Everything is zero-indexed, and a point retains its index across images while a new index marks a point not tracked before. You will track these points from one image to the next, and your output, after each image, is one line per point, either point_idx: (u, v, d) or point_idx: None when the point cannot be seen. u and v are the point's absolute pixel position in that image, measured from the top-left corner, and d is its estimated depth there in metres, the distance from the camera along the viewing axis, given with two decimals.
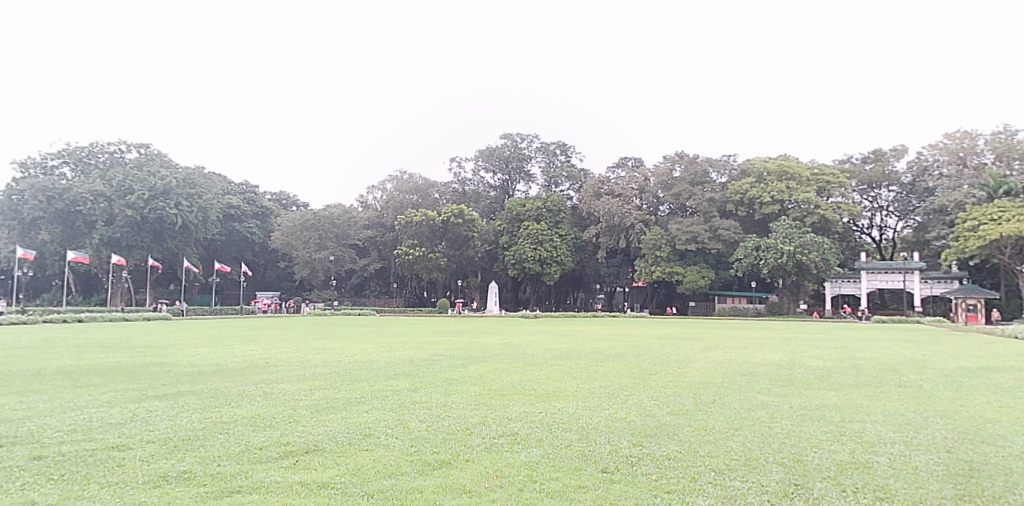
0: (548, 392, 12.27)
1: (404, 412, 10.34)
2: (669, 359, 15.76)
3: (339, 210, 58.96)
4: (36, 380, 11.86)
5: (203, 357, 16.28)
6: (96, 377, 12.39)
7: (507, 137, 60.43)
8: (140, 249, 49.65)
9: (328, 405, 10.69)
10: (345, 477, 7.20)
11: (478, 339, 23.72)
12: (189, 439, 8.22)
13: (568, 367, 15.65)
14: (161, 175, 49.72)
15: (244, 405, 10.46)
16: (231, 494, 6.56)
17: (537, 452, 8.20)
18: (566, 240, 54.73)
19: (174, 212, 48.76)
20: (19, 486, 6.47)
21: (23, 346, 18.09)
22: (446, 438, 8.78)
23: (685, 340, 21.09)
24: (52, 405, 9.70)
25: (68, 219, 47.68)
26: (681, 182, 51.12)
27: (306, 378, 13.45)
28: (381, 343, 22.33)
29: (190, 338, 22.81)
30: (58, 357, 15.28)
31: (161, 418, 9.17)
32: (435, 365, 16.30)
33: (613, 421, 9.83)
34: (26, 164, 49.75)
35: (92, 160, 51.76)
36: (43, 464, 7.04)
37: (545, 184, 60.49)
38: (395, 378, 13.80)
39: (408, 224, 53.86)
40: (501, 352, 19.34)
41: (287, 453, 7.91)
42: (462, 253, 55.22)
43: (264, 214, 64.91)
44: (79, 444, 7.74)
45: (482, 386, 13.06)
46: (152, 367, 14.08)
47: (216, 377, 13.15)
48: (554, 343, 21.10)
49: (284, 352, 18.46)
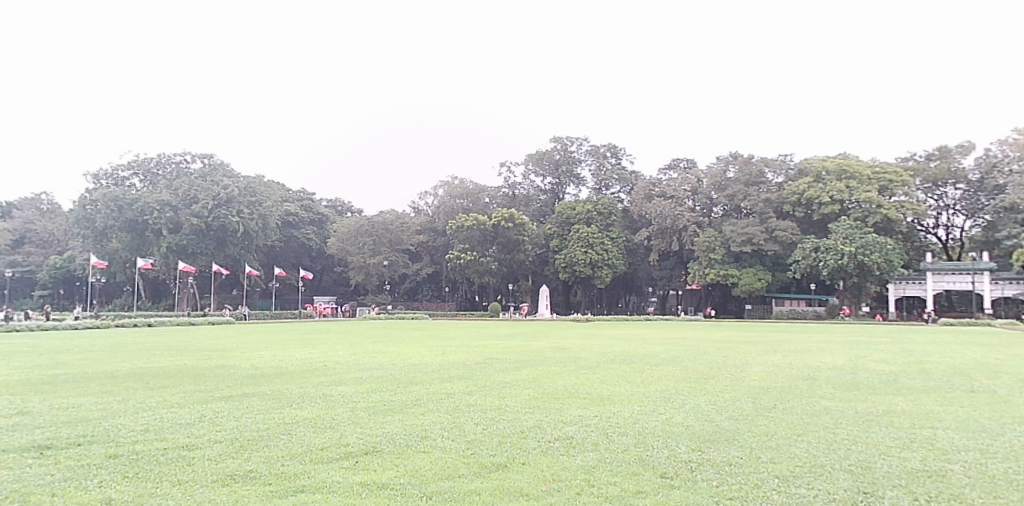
0: (603, 396, 12.20)
1: (460, 414, 10.43)
2: (725, 363, 15.50)
3: (391, 215, 59.70)
4: (109, 381, 12.33)
5: (264, 360, 16.72)
6: (165, 380, 12.84)
7: (557, 141, 60.33)
8: (204, 256, 51.11)
9: (385, 408, 10.85)
10: (404, 477, 7.29)
11: (530, 343, 23.73)
12: (253, 440, 8.44)
13: (622, 371, 15.55)
14: (223, 184, 51.30)
15: (305, 406, 10.71)
16: (294, 494, 6.70)
17: (594, 456, 8.16)
18: (616, 243, 54.31)
19: (236, 220, 50.14)
20: (97, 483, 6.70)
21: (96, 349, 18.84)
22: (501, 441, 8.81)
23: (742, 344, 20.71)
24: (125, 405, 10.10)
25: (138, 228, 49.54)
26: (735, 183, 50.32)
27: (363, 380, 13.69)
28: (434, 346, 22.55)
29: (251, 341, 23.41)
30: (128, 359, 15.89)
31: (228, 419, 9.46)
32: (489, 368, 16.38)
33: (670, 425, 9.72)
34: (98, 175, 51.98)
35: (159, 171, 53.78)
36: (118, 462, 7.32)
37: (595, 187, 60.18)
38: (450, 381, 13.92)
39: (459, 229, 54.29)
40: (553, 356, 19.30)
41: (346, 454, 8.06)
42: (513, 256, 55.31)
43: (320, 221, 66.29)
44: (152, 444, 8.02)
45: (536, 389, 13.08)
46: (216, 370, 14.50)
47: (278, 379, 13.48)
48: (609, 347, 20.98)
49: (341, 355, 18.82)
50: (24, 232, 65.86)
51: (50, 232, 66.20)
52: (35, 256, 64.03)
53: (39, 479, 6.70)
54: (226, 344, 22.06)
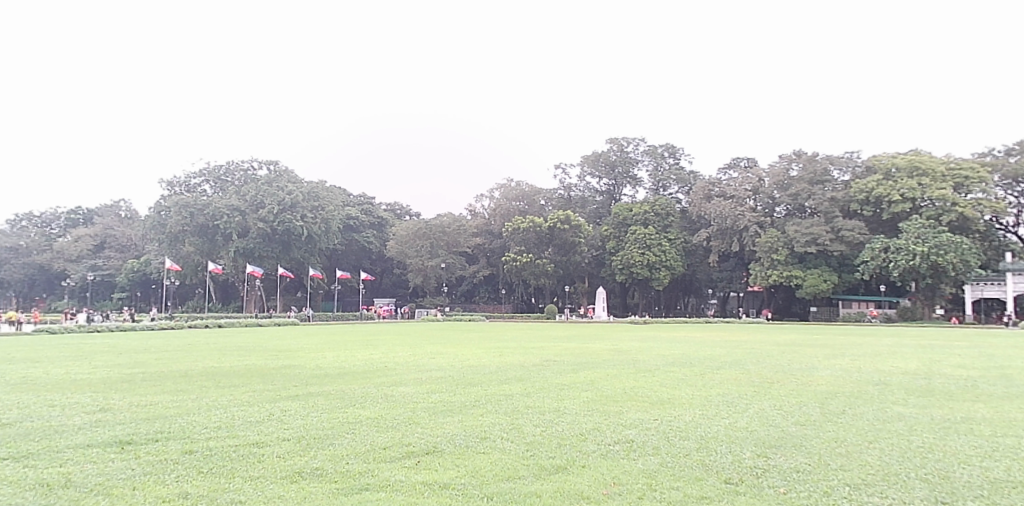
0: (662, 399, 12.09)
1: (518, 417, 10.42)
2: (790, 367, 15.12)
3: (448, 219, 60.24)
4: (181, 380, 12.79)
5: (327, 360, 17.13)
6: (235, 379, 13.26)
7: (613, 142, 59.94)
8: (270, 259, 52.55)
9: (445, 408, 10.98)
10: (465, 478, 7.34)
11: (588, 345, 23.62)
12: (318, 439, 8.61)
13: (682, 374, 15.33)
14: (288, 190, 52.66)
15: (367, 405, 10.94)
16: (358, 492, 6.80)
17: (655, 460, 8.06)
18: (675, 244, 53.52)
19: (300, 224, 51.32)
20: (174, 477, 6.95)
21: (170, 350, 19.59)
22: (560, 444, 8.79)
23: (807, 347, 20.20)
24: (199, 403, 10.45)
25: (209, 232, 51.43)
26: (799, 182, 49.10)
27: (423, 381, 13.84)
28: (492, 348, 22.66)
29: (313, 342, 23.93)
30: (199, 359, 16.48)
31: (295, 417, 9.70)
32: (546, 371, 16.35)
33: (733, 430, 9.53)
34: (172, 183, 54.23)
35: (229, 177, 55.71)
36: (193, 457, 7.57)
37: (653, 188, 59.60)
38: (509, 383, 13.96)
39: (516, 231, 54.44)
40: (612, 358, 19.20)
41: (408, 454, 8.15)
42: (569, 258, 55.15)
43: (380, 224, 67.47)
44: (225, 440, 8.30)
45: (595, 391, 13.00)
46: (282, 370, 14.90)
47: (341, 380, 13.77)
48: (667, 350, 20.77)
49: (401, 355, 19.09)
50: (104, 238, 69.05)
51: (128, 237, 69.21)
52: (114, 260, 66.99)
53: (121, 474, 6.97)
54: (291, 345, 22.63)
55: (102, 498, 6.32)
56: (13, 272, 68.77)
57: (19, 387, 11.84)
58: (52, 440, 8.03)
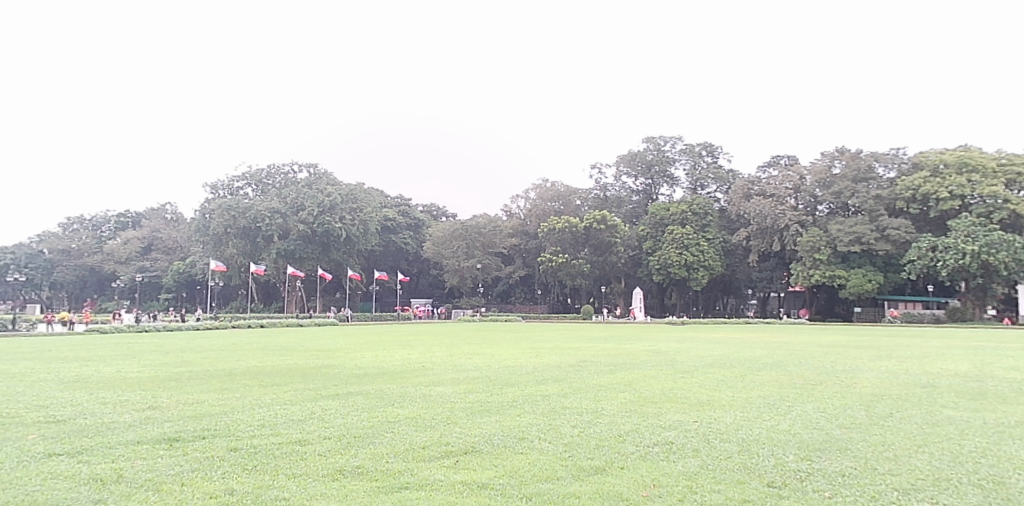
0: (702, 400, 11.95)
1: (556, 417, 10.39)
2: (834, 368, 14.83)
3: (484, 219, 60.39)
4: (226, 379, 13.04)
5: (366, 360, 17.31)
6: (277, 378, 13.48)
7: (649, 141, 59.46)
8: (310, 261, 53.30)
9: (482, 408, 11.01)
10: (503, 478, 7.34)
11: (626, 346, 23.46)
12: (359, 437, 8.70)
13: (722, 375, 15.14)
14: (327, 192, 53.38)
15: (406, 405, 11.02)
16: (399, 491, 6.85)
17: (695, 462, 7.97)
18: (713, 244, 52.88)
19: (339, 226, 51.97)
20: (220, 474, 7.08)
21: (214, 349, 19.99)
22: (598, 445, 8.74)
23: (852, 348, 19.76)
24: (243, 402, 10.65)
25: (250, 235, 52.44)
26: (843, 180, 48.07)
27: (461, 381, 13.90)
28: (528, 349, 22.65)
29: (352, 342, 24.19)
30: (241, 358, 16.78)
31: (336, 416, 9.80)
32: (583, 371, 16.29)
33: (775, 432, 9.37)
34: (216, 186, 55.48)
35: (269, 181, 56.73)
36: (238, 455, 7.71)
37: (690, 187, 58.95)
38: (546, 383, 13.95)
39: (551, 231, 54.39)
40: (650, 359, 19.03)
41: (447, 453, 8.19)
42: (605, 258, 54.86)
43: (417, 225, 67.99)
44: (268, 438, 8.43)
45: (632, 393, 12.90)
46: (322, 369, 15.11)
47: (380, 379, 13.90)
48: (707, 351, 20.49)
49: (439, 355, 19.20)
50: (152, 240, 70.99)
51: (174, 239, 70.84)
52: (161, 262, 68.65)
53: (170, 470, 7.13)
54: (330, 344, 22.93)
55: (152, 494, 6.46)
56: (66, 273, 70.91)
57: (72, 385, 12.19)
58: (104, 437, 8.24)
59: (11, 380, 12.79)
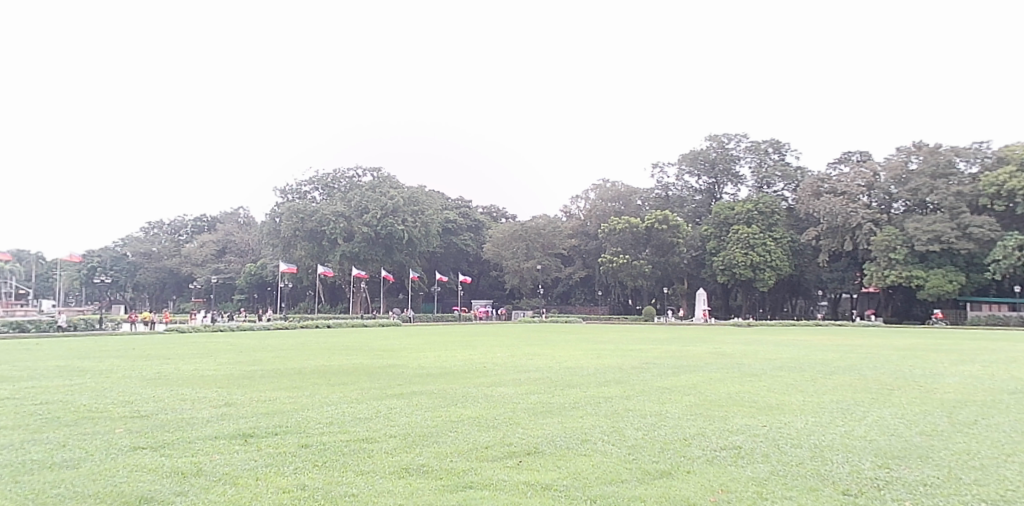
0: (771, 404, 11.62)
1: (619, 419, 10.28)
2: (912, 373, 14.21)
3: (544, 220, 60.28)
4: (295, 377, 13.36)
5: (429, 360, 17.47)
6: (344, 376, 13.75)
7: (713, 138, 58.33)
8: (374, 262, 54.24)
9: (544, 409, 10.96)
10: (567, 480, 7.29)
11: (691, 348, 22.98)
12: (424, 436, 8.78)
13: (791, 379, 14.68)
14: (390, 195, 54.26)
15: (468, 405, 11.08)
16: (463, 489, 6.87)
17: (765, 468, 7.75)
18: (781, 244, 51.49)
19: (401, 228, 52.76)
20: (292, 469, 7.24)
21: (282, 348, 20.53)
22: (663, 448, 8.59)
23: (932, 352, 18.88)
24: (312, 400, 10.88)
25: (317, 237, 53.83)
26: (920, 176, 46.11)
27: (523, 382, 13.88)
28: (590, 350, 22.44)
29: (415, 342, 24.48)
30: (309, 358, 17.18)
31: (400, 415, 9.91)
32: (646, 373, 16.05)
33: (850, 439, 9.03)
34: (285, 190, 57.18)
35: (335, 184, 58.11)
36: (308, 451, 7.87)
37: (756, 185, 57.54)
38: (608, 385, 13.82)
39: (612, 232, 54.00)
40: (715, 361, 18.60)
41: (510, 453, 8.18)
42: (668, 259, 54.11)
43: (477, 227, 68.43)
44: (337, 435, 8.59)
45: (697, 395, 12.64)
46: (387, 369, 15.33)
47: (442, 379, 14.02)
48: (776, 353, 19.89)
49: (501, 356, 19.22)
50: (225, 244, 73.52)
51: (247, 242, 73.11)
52: (234, 264, 71.02)
53: (246, 464, 7.32)
54: (394, 344, 23.26)
55: (230, 487, 6.65)
56: (147, 275, 74.17)
57: (153, 382, 12.69)
58: (184, 432, 8.55)
59: (98, 376, 13.41)
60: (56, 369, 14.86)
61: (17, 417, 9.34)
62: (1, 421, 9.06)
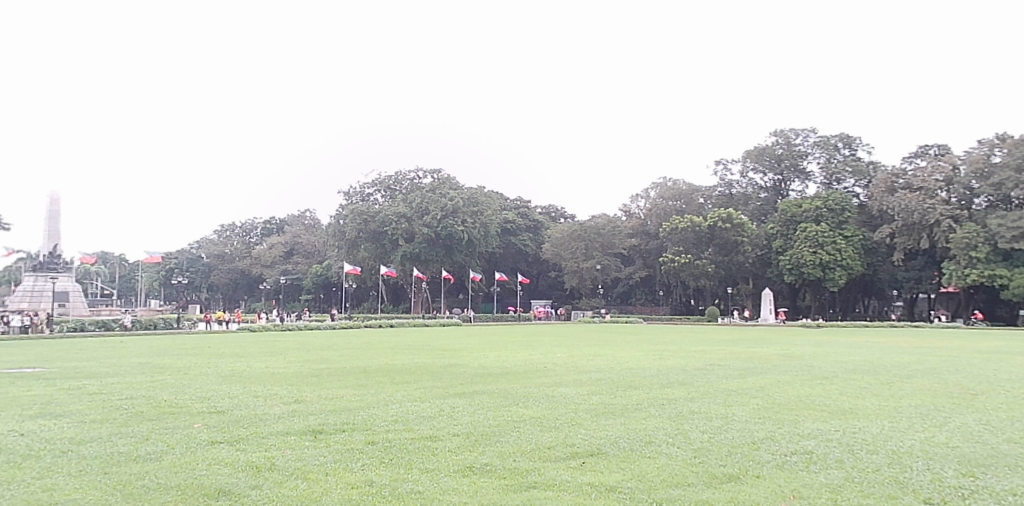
0: (844, 408, 11.21)
1: (684, 421, 10.07)
2: (996, 377, 13.50)
3: (603, 220, 59.85)
4: (360, 376, 13.59)
5: (490, 360, 17.51)
6: (408, 375, 13.91)
7: (779, 134, 56.88)
8: (435, 263, 54.77)
9: (606, 410, 10.85)
10: (631, 482, 7.18)
11: (757, 350, 22.37)
12: (486, 435, 8.78)
13: (865, 382, 14.15)
14: (450, 196, 54.71)
15: (530, 405, 11.04)
16: (528, 489, 6.84)
17: (839, 474, 7.47)
18: (852, 242, 49.78)
19: (461, 229, 53.15)
20: (360, 466, 7.34)
21: (347, 347, 20.91)
22: (730, 452, 8.38)
23: (1018, 355, 17.90)
24: (377, 398, 11.05)
25: (380, 238, 54.74)
26: (1004, 169, 43.79)
27: (585, 382, 13.78)
28: (652, 350, 22.15)
29: (476, 342, 24.59)
30: (373, 357, 17.43)
31: (463, 414, 9.96)
32: (711, 375, 15.71)
33: (931, 445, 8.62)
34: (349, 193, 58.47)
35: (397, 186, 59.06)
36: (375, 448, 7.98)
37: (825, 182, 55.83)
38: (672, 387, 13.59)
39: (674, 231, 53.26)
40: (783, 363, 18.11)
41: (573, 455, 8.11)
42: (732, 258, 52.93)
43: (536, 227, 68.48)
44: (402, 433, 8.67)
45: (765, 398, 12.30)
46: (450, 368, 15.41)
47: (504, 378, 14.03)
48: (847, 356, 19.19)
49: (563, 356, 19.12)
50: (292, 245, 75.59)
51: (313, 244, 74.98)
52: (301, 265, 72.86)
53: (316, 460, 7.46)
54: (455, 344, 23.40)
55: (301, 481, 6.79)
56: (220, 276, 76.88)
57: (227, 379, 13.11)
58: (257, 427, 8.78)
59: (177, 373, 13.92)
60: (138, 366, 15.50)
61: (104, 411, 9.78)
62: (89, 414, 9.49)
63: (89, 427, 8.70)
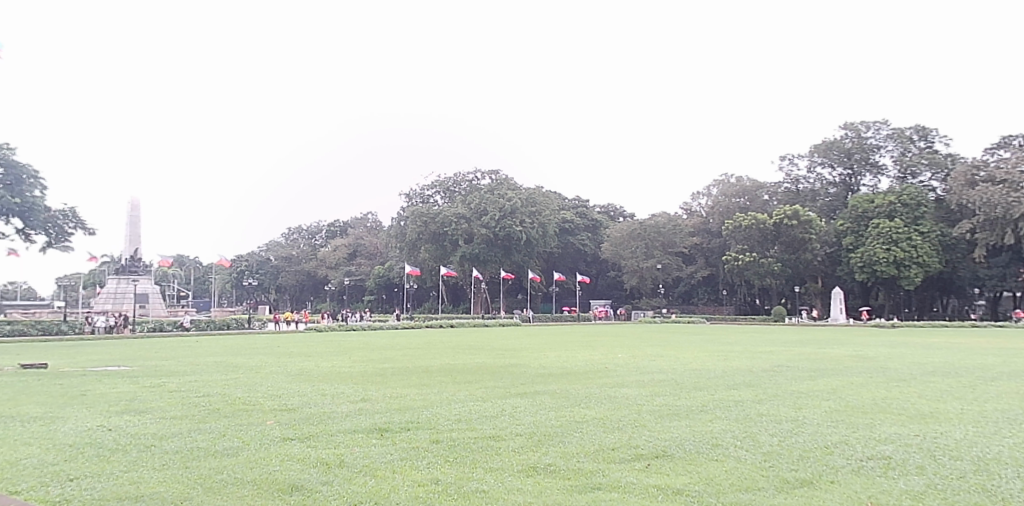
0: (923, 412, 10.70)
1: (752, 424, 9.79)
2: None
3: (663, 218, 59.09)
4: (423, 375, 13.72)
5: (552, 360, 17.43)
6: (470, 375, 13.96)
7: (849, 127, 54.98)
8: (494, 263, 54.95)
9: (670, 412, 10.62)
10: (699, 485, 7.00)
11: (827, 351, 21.62)
12: (549, 435, 8.72)
13: (945, 385, 13.51)
14: (509, 197, 54.76)
15: (593, 405, 10.91)
16: (592, 490, 6.74)
17: (921, 481, 7.12)
18: (928, 238, 47.72)
19: (520, 229, 53.14)
20: (425, 464, 7.36)
21: (411, 347, 21.20)
22: (802, 456, 8.09)
23: None
24: (439, 397, 11.08)
25: (440, 240, 55.28)
26: None
27: (648, 383, 13.57)
28: (717, 351, 21.71)
29: (537, 342, 24.55)
30: (437, 356, 17.56)
31: (525, 414, 9.91)
32: (780, 377, 15.24)
33: (1021, 452, 8.12)
34: (410, 195, 59.29)
35: (456, 188, 59.56)
36: (439, 447, 8.00)
37: (899, 175, 53.74)
38: (737, 388, 13.24)
39: (738, 229, 52.14)
40: (856, 365, 17.45)
41: (638, 456, 7.96)
42: (799, 256, 51.42)
43: (595, 226, 68.09)
44: (465, 432, 8.68)
45: (838, 401, 11.86)
46: (512, 368, 15.38)
47: (566, 379, 13.93)
48: (924, 357, 18.37)
49: (626, 357, 18.91)
50: (355, 247, 77.12)
51: (375, 245, 76.32)
52: (364, 267, 74.25)
53: (383, 458, 7.52)
54: (516, 344, 23.40)
55: (369, 478, 6.85)
56: (288, 278, 79.08)
57: (297, 378, 13.42)
58: (325, 425, 8.91)
59: (249, 372, 14.34)
60: (213, 365, 16.01)
61: (183, 407, 10.13)
62: (169, 411, 9.82)
63: (170, 423, 9.01)
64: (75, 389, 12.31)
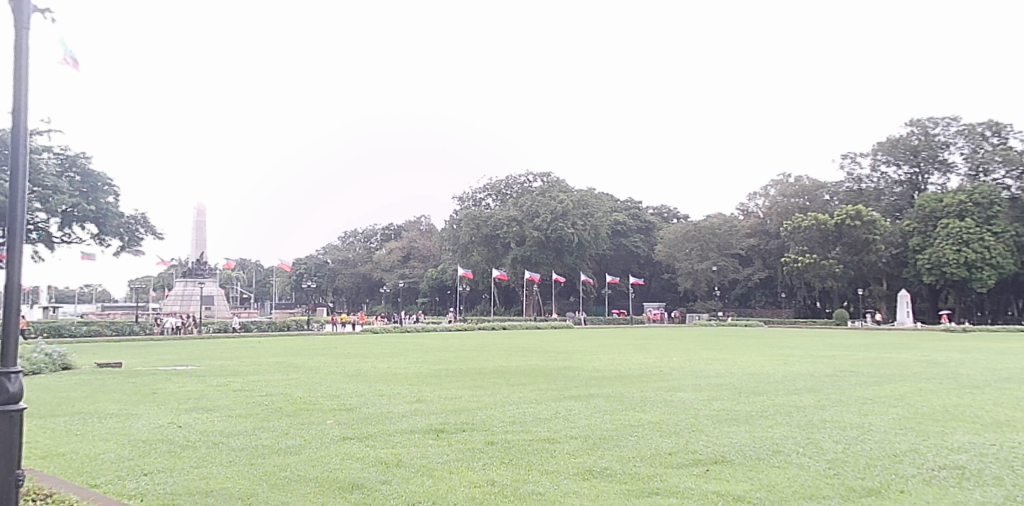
0: (998, 421, 10.21)
1: (815, 430, 9.50)
2: None
3: (719, 219, 58.11)
4: (478, 377, 13.73)
5: (607, 363, 17.25)
6: (524, 377, 13.93)
7: (916, 124, 53.10)
8: (546, 266, 54.89)
9: (729, 416, 10.39)
10: (761, 492, 6.82)
11: (893, 355, 20.88)
12: (605, 438, 8.64)
13: (1021, 392, 12.86)
14: (560, 200, 54.53)
15: (648, 409, 10.74)
16: (650, 495, 6.63)
17: (999, 492, 6.78)
18: (1003, 238, 45.65)
19: (571, 231, 52.93)
20: (481, 465, 7.36)
21: (465, 349, 21.31)
22: (869, 464, 7.80)
23: None
24: (494, 399, 11.08)
25: (492, 242, 55.51)
26: None
27: (705, 387, 13.30)
28: (777, 355, 21.22)
29: (591, 345, 24.40)
30: (491, 359, 17.60)
31: (580, 417, 9.82)
32: (843, 382, 14.75)
33: None
34: (463, 199, 59.68)
35: (508, 190, 59.70)
36: (495, 448, 8.00)
37: (970, 173, 51.66)
38: (799, 393, 12.88)
39: (797, 230, 50.91)
40: (924, 370, 16.80)
41: (696, 461, 7.81)
42: (862, 258, 49.84)
43: (648, 228, 67.41)
44: (519, 434, 8.66)
45: (906, 408, 11.40)
46: (566, 371, 15.29)
47: (621, 382, 13.78)
48: (999, 363, 17.54)
49: (683, 361, 18.60)
50: (409, 250, 77.99)
51: (427, 248, 77.03)
52: (418, 269, 75.07)
53: (439, 458, 7.56)
54: (571, 346, 23.29)
55: (427, 478, 6.88)
56: (344, 280, 80.56)
57: (355, 378, 13.62)
58: (383, 425, 9.01)
59: (308, 372, 14.62)
60: (274, 365, 16.40)
61: (246, 406, 10.38)
62: (233, 409, 10.08)
63: (234, 420, 9.26)
64: (145, 387, 12.77)
